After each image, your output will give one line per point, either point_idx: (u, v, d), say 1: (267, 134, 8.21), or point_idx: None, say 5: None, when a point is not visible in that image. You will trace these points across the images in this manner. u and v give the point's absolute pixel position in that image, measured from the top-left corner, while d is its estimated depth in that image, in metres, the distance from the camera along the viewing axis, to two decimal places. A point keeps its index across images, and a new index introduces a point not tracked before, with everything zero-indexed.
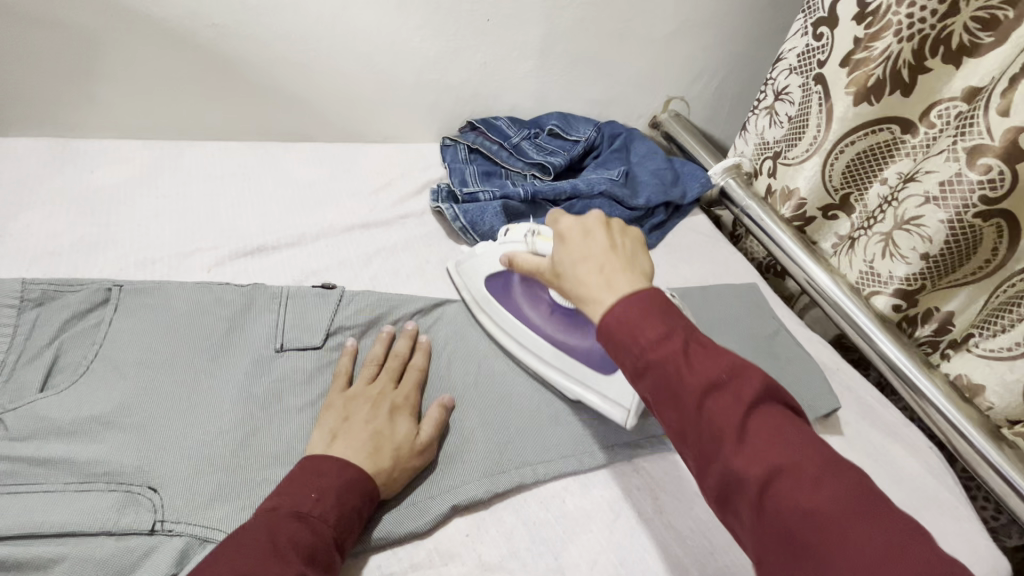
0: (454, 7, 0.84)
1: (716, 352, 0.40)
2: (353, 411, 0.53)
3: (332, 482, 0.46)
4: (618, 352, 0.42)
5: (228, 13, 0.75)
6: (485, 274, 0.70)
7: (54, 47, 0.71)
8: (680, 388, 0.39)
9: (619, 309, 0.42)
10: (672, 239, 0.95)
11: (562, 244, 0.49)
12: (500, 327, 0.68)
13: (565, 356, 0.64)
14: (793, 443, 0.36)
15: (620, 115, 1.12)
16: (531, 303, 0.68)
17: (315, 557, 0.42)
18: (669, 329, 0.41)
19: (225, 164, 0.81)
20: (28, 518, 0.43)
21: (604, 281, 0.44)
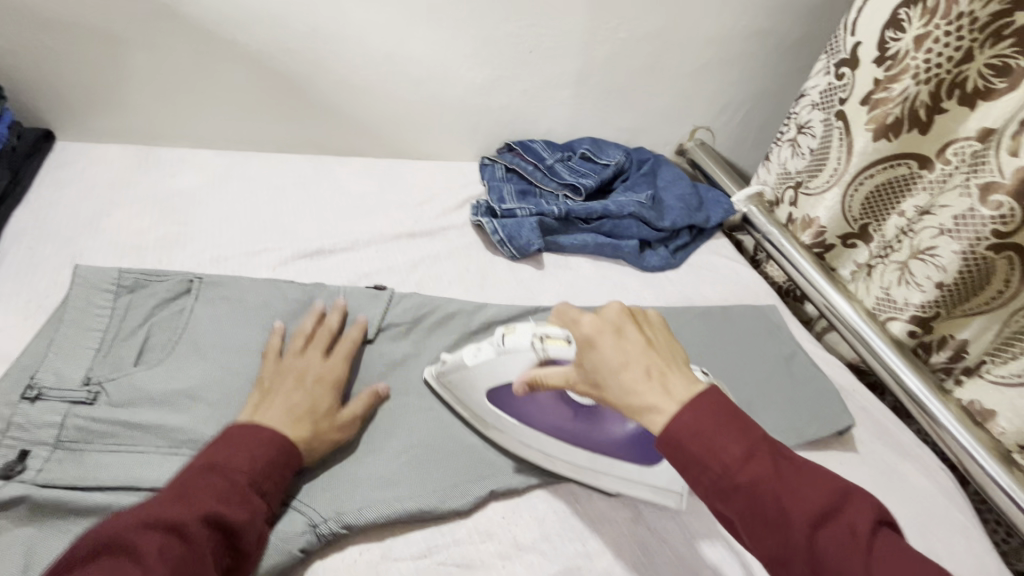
0: (502, 39, 0.92)
1: (813, 478, 0.42)
2: (277, 385, 0.56)
3: (248, 439, 0.49)
4: (700, 473, 0.43)
5: (300, 40, 0.83)
6: (484, 385, 0.59)
7: (147, 66, 0.80)
8: (783, 516, 0.41)
9: (694, 421, 0.44)
10: (695, 260, 1.00)
11: (599, 347, 0.48)
12: (519, 440, 0.59)
13: (601, 458, 0.58)
14: (917, 573, 0.38)
15: (649, 142, 1.18)
16: (543, 412, 0.59)
17: (228, 498, 0.44)
18: (754, 451, 0.43)
19: (287, 175, 0.89)
20: (127, 475, 0.49)
21: (660, 385, 0.46)
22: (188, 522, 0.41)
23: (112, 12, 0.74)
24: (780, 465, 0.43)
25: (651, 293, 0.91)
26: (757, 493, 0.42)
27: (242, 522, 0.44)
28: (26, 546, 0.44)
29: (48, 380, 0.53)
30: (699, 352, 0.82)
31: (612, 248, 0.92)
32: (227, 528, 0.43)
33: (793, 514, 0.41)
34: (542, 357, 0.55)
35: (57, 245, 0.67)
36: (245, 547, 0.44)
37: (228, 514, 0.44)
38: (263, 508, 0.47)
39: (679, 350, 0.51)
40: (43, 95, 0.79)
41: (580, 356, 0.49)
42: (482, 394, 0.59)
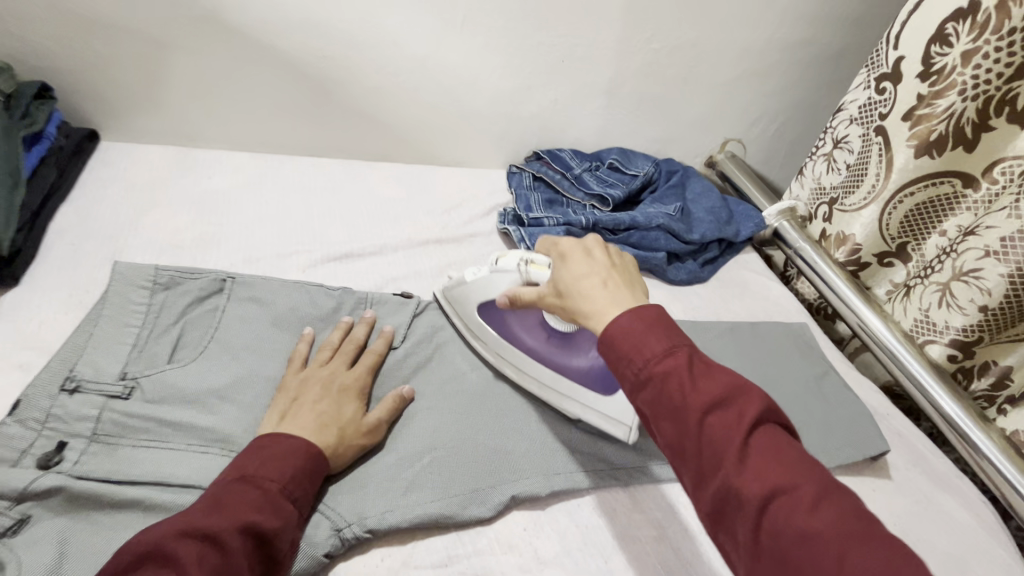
0: (534, 49, 0.92)
1: (720, 375, 0.43)
2: (305, 392, 0.56)
3: (277, 448, 0.49)
4: (624, 367, 0.46)
5: (336, 45, 0.84)
6: (478, 300, 0.67)
7: (190, 69, 0.82)
8: (681, 404, 0.42)
9: (626, 323, 0.46)
10: (723, 274, 0.99)
11: (568, 264, 0.54)
12: (500, 356, 0.68)
13: (564, 378, 0.65)
14: (794, 467, 0.39)
15: (678, 154, 1.17)
16: (523, 330, 0.68)
17: (260, 506, 0.44)
18: (675, 348, 0.45)
19: (318, 178, 0.90)
20: (158, 471, 0.50)
21: (607, 294, 0.50)
22: (224, 530, 0.41)
23: (160, 18, 0.77)
24: (697, 365, 0.44)
25: (678, 306, 0.89)
26: (666, 382, 0.43)
27: (276, 528, 0.44)
28: (59, 536, 0.44)
29: (85, 372, 0.54)
30: (727, 368, 0.80)
31: (639, 260, 0.91)
32: (261, 535, 0.43)
33: (693, 401, 0.42)
34: (525, 277, 0.61)
35: (98, 241, 0.69)
36: (278, 555, 0.44)
37: (262, 521, 0.43)
38: (293, 517, 0.46)
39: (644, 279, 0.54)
40: (90, 96, 0.81)
41: (554, 271, 0.56)
42: (474, 308, 0.68)
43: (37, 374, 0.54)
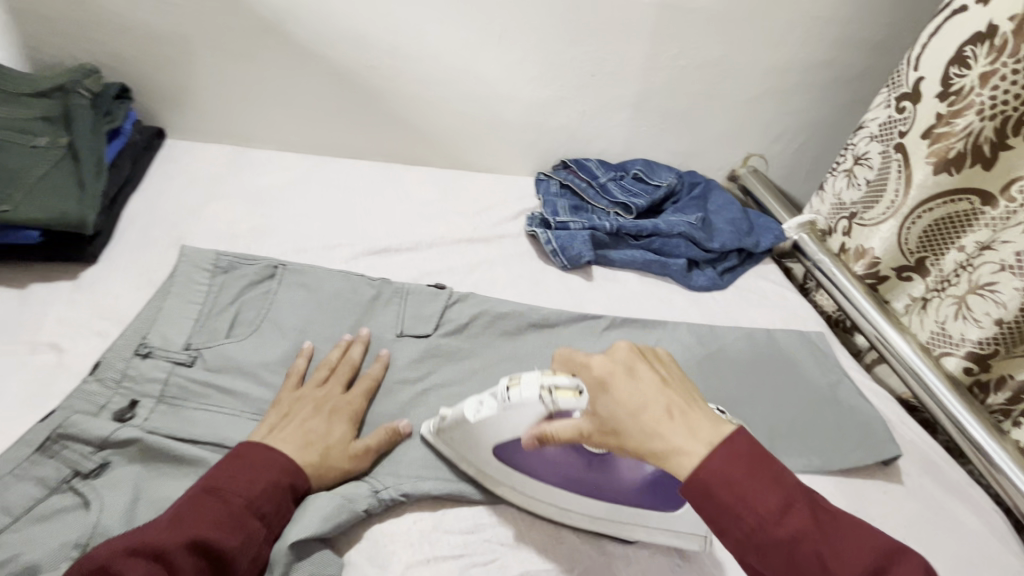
0: (566, 63, 0.98)
1: (847, 526, 0.42)
2: (295, 410, 0.57)
3: (250, 462, 0.50)
4: (735, 527, 0.42)
5: (383, 56, 0.91)
6: (493, 441, 0.55)
7: (248, 75, 0.89)
8: (822, 569, 0.40)
9: (726, 468, 0.43)
10: (742, 283, 1.01)
11: (617, 387, 0.47)
12: (531, 497, 0.56)
13: (621, 507, 0.55)
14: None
15: (701, 167, 1.21)
16: (553, 468, 0.55)
17: (220, 525, 0.45)
18: (790, 501, 0.42)
19: (359, 179, 0.97)
20: (216, 431, 0.55)
21: (680, 427, 0.45)
22: (177, 549, 0.42)
23: (226, 29, 0.84)
24: (814, 513, 0.42)
25: (697, 311, 0.92)
26: (794, 544, 0.41)
27: (231, 545, 0.44)
28: (133, 480, 0.50)
29: (155, 342, 0.60)
30: (743, 371, 0.83)
31: (660, 265, 0.95)
32: (217, 556, 0.43)
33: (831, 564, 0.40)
34: (552, 410, 0.50)
35: (164, 228, 0.76)
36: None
37: (219, 540, 0.44)
38: (256, 536, 0.47)
39: (687, 380, 0.51)
40: (160, 98, 0.89)
41: (594, 401, 0.49)
42: (490, 449, 0.55)
43: (114, 341, 0.60)
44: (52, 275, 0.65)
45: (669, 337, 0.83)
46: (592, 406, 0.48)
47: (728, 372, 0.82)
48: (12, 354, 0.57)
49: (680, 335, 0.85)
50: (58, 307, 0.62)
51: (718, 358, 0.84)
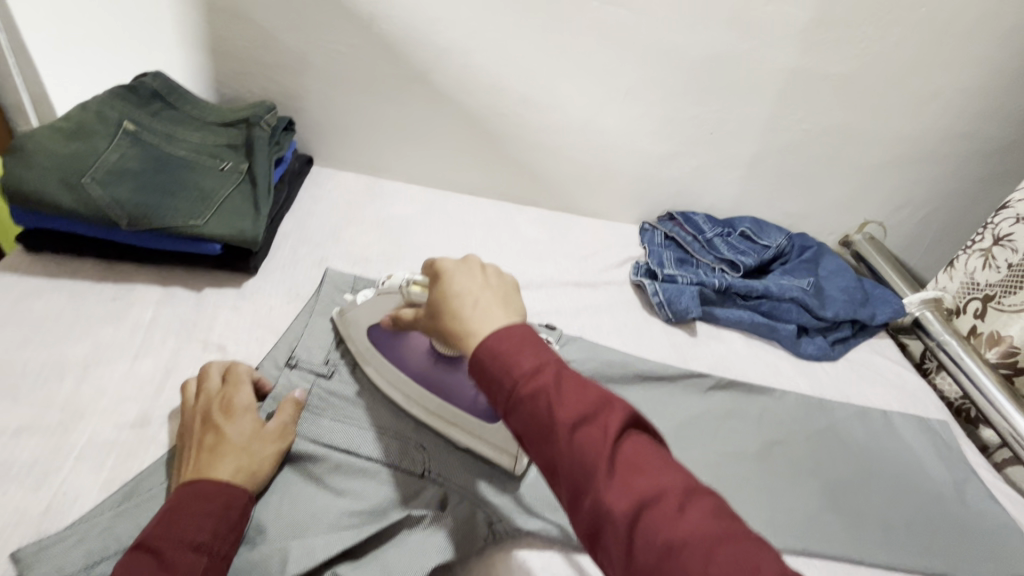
0: (686, 121, 1.00)
1: (585, 386, 0.42)
2: (188, 440, 0.53)
3: (171, 505, 0.47)
4: (494, 390, 0.44)
5: (514, 105, 0.97)
6: (365, 322, 0.64)
7: (391, 114, 0.98)
8: (549, 421, 0.41)
9: (494, 341, 0.45)
10: (855, 356, 0.96)
11: (444, 284, 0.51)
12: (385, 380, 0.64)
13: (449, 405, 0.61)
14: (656, 472, 0.39)
15: (813, 228, 1.17)
16: (407, 355, 0.64)
17: (149, 571, 0.42)
18: (541, 366, 0.43)
19: (476, 215, 1.03)
20: (348, 443, 0.59)
21: (482, 317, 0.48)
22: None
23: (380, 74, 0.94)
24: (566, 378, 0.43)
25: (805, 380, 0.89)
26: (536, 401, 0.42)
27: None
28: (280, 486, 0.55)
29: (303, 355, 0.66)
30: (859, 452, 0.78)
31: (768, 328, 0.93)
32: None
33: (557, 416, 0.41)
34: (407, 297, 0.57)
35: (310, 248, 0.85)
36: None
37: None
38: (198, 568, 0.44)
39: (517, 292, 0.53)
40: (314, 131, 1.01)
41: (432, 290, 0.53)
42: (364, 331, 0.65)
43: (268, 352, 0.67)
44: (222, 281, 0.74)
45: (777, 406, 0.80)
46: (427, 302, 0.54)
47: (842, 451, 0.78)
48: (189, 350, 0.65)
49: (789, 404, 0.81)
50: (226, 312, 0.71)
51: (829, 434, 0.80)
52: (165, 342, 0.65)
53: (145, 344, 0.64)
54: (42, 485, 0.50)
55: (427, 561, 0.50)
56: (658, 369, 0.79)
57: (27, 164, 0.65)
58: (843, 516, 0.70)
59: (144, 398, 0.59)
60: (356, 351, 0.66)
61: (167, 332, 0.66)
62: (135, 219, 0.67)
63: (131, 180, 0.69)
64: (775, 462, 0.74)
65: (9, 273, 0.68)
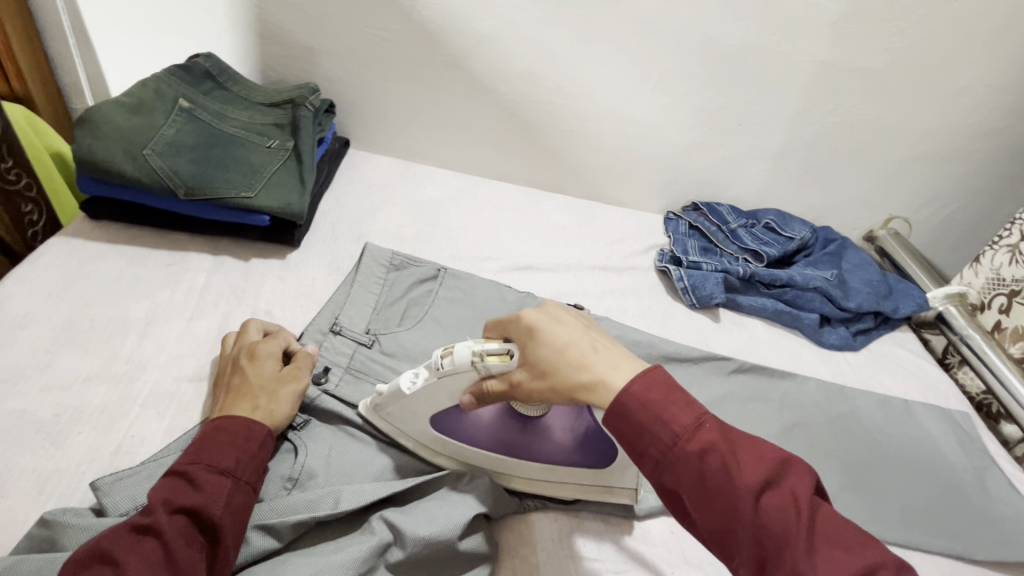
0: (714, 111, 1.01)
1: (758, 446, 0.43)
2: (221, 385, 0.57)
3: (198, 436, 0.49)
4: (654, 446, 0.44)
5: (546, 93, 1.00)
6: (426, 413, 0.56)
7: (427, 99, 1.02)
8: (729, 485, 0.40)
9: (648, 396, 0.45)
10: (877, 347, 0.97)
11: (547, 339, 0.49)
12: (472, 463, 0.58)
13: (557, 467, 0.57)
14: (848, 539, 0.38)
15: (837, 222, 1.18)
16: (487, 433, 0.57)
17: (181, 490, 0.44)
18: (705, 424, 0.44)
19: (506, 200, 1.06)
20: None
21: (609, 367, 0.48)
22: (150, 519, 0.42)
23: (418, 60, 0.97)
24: (731, 437, 0.43)
25: (827, 368, 0.90)
26: (707, 462, 0.42)
27: (200, 501, 0.44)
28: (328, 438, 0.58)
29: (347, 321, 0.70)
30: (878, 437, 0.79)
31: (791, 317, 0.94)
32: (188, 514, 0.43)
33: (737, 478, 0.40)
34: (487, 371, 0.51)
35: (349, 225, 0.88)
36: (217, 526, 0.44)
37: (183, 502, 0.44)
38: (224, 488, 0.46)
39: (591, 321, 0.55)
40: (352, 114, 1.04)
41: (528, 356, 0.50)
42: (429, 424, 0.57)
43: (316, 314, 0.71)
44: (267, 253, 0.78)
45: (798, 390, 0.82)
46: (525, 362, 0.50)
47: (862, 436, 0.79)
48: (239, 314, 0.69)
49: (809, 389, 0.83)
50: (272, 280, 0.74)
51: (849, 418, 0.81)
52: (216, 306, 0.69)
53: (199, 306, 0.68)
54: (113, 426, 0.54)
55: (466, 509, 0.53)
56: (683, 350, 0.81)
57: (95, 134, 0.69)
58: (861, 496, 0.72)
59: (200, 355, 0.63)
60: (423, 447, 0.58)
61: (218, 297, 0.70)
62: (191, 189, 0.71)
63: (187, 154, 0.73)
64: (796, 443, 0.76)
65: (73, 238, 0.72)
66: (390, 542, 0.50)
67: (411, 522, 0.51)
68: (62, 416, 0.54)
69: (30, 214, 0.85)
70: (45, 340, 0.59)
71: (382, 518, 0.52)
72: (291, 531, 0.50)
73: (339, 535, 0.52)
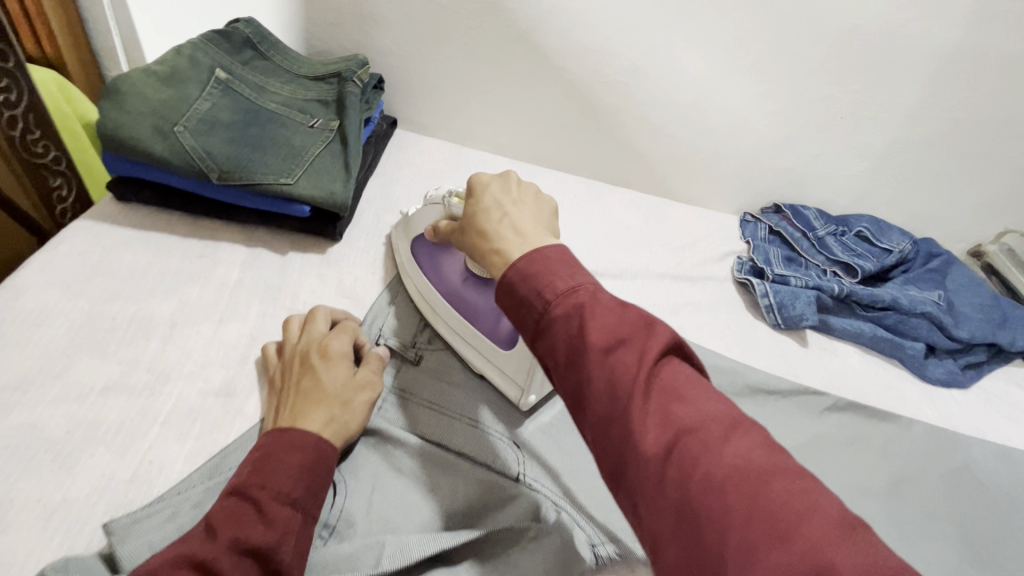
0: (817, 100, 0.87)
1: (623, 308, 0.38)
2: (288, 379, 0.51)
3: (265, 450, 0.42)
4: (525, 313, 0.40)
5: (620, 74, 0.88)
6: (414, 234, 0.65)
7: (485, 77, 0.91)
8: (582, 344, 0.36)
9: (524, 264, 0.41)
10: (990, 386, 0.84)
11: (475, 199, 0.49)
12: (417, 290, 0.65)
13: (471, 326, 0.60)
14: (698, 400, 0.34)
15: (941, 235, 1.03)
16: (442, 268, 0.64)
17: (249, 522, 0.38)
18: (579, 287, 0.39)
19: (564, 193, 0.95)
20: (441, 436, 0.54)
21: (514, 230, 0.46)
22: (216, 555, 0.35)
23: (480, 33, 0.86)
24: (602, 300, 0.38)
25: (933, 409, 0.77)
26: (569, 327, 0.38)
27: (268, 542, 0.37)
28: (372, 474, 0.51)
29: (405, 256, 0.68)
30: (998, 500, 0.68)
31: (892, 346, 0.82)
32: (257, 555, 0.37)
33: (589, 337, 0.36)
34: (447, 210, 0.57)
35: (394, 217, 0.79)
36: (283, 572, 0.38)
37: (250, 540, 0.37)
38: (294, 526, 0.39)
39: (550, 214, 0.49)
40: (402, 92, 0.95)
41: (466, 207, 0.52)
42: (410, 244, 0.66)
43: (360, 321, 0.62)
44: (306, 247, 0.70)
45: (904, 437, 0.70)
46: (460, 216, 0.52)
47: (978, 496, 0.67)
48: (274, 316, 0.61)
49: (917, 437, 0.71)
50: (311, 278, 0.66)
51: (964, 474, 0.69)
52: (250, 307, 0.61)
53: (230, 307, 0.60)
54: (130, 449, 0.47)
55: None
56: (770, 381, 0.71)
57: (124, 108, 0.62)
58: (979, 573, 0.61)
59: (230, 366, 0.55)
60: (399, 263, 0.68)
61: (252, 295, 0.62)
62: (225, 173, 0.63)
63: (223, 132, 0.65)
64: (901, 501, 0.65)
65: (98, 222, 0.65)
66: None
67: None
68: (74, 435, 0.47)
69: (58, 189, 0.79)
70: (61, 342, 0.53)
71: None
72: None
73: None
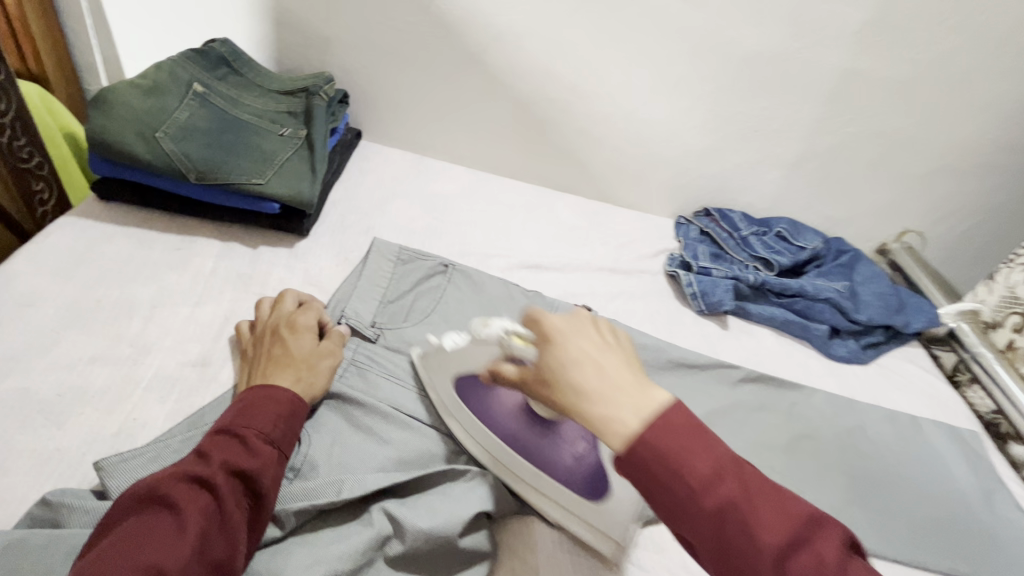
0: (733, 115, 1.00)
1: (786, 502, 0.38)
2: (259, 349, 0.58)
3: (247, 401, 0.50)
4: (667, 496, 0.39)
5: (562, 93, 0.99)
6: (454, 371, 0.59)
7: (442, 93, 1.01)
8: (752, 548, 0.36)
9: (654, 441, 0.39)
10: (887, 362, 0.95)
11: (557, 350, 0.45)
12: (467, 433, 0.60)
13: (547, 476, 0.55)
14: None
15: (851, 234, 1.17)
16: (498, 413, 0.58)
17: (236, 450, 0.45)
18: (721, 468, 0.39)
19: (516, 198, 1.05)
20: (395, 400, 0.61)
21: (629, 404, 0.41)
22: (212, 473, 0.43)
23: (436, 54, 0.96)
24: (751, 486, 0.38)
25: (834, 381, 0.89)
26: (725, 521, 0.37)
27: (254, 467, 0.45)
28: (334, 430, 0.58)
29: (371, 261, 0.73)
30: (882, 452, 0.78)
31: (800, 327, 0.93)
32: (244, 476, 0.44)
33: (759, 541, 0.36)
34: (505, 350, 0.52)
35: (358, 217, 0.88)
36: (264, 493, 0.45)
37: (238, 464, 0.44)
38: (274, 459, 0.47)
39: (637, 357, 0.47)
40: (367, 107, 1.04)
41: (541, 356, 0.47)
42: (451, 382, 0.59)
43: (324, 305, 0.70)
44: (275, 241, 0.77)
45: (804, 401, 0.81)
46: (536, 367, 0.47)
47: (865, 449, 0.78)
48: (246, 299, 0.68)
49: (817, 402, 0.82)
50: (280, 268, 0.74)
51: (854, 432, 0.80)
52: (223, 292, 0.68)
53: (205, 292, 0.68)
54: (115, 407, 0.54)
55: (467, 506, 0.52)
56: (689, 356, 0.81)
57: (109, 115, 0.69)
58: (860, 510, 0.72)
59: (205, 341, 0.62)
60: (434, 396, 0.61)
61: (226, 282, 0.70)
62: (202, 173, 0.71)
63: (200, 138, 0.73)
64: (799, 454, 0.76)
65: (83, 219, 0.72)
66: (389, 534, 0.50)
67: (411, 513, 0.50)
68: (64, 397, 0.54)
69: (41, 193, 0.85)
70: (51, 320, 0.59)
71: (383, 509, 0.51)
72: (292, 519, 0.50)
73: (340, 523, 0.52)
